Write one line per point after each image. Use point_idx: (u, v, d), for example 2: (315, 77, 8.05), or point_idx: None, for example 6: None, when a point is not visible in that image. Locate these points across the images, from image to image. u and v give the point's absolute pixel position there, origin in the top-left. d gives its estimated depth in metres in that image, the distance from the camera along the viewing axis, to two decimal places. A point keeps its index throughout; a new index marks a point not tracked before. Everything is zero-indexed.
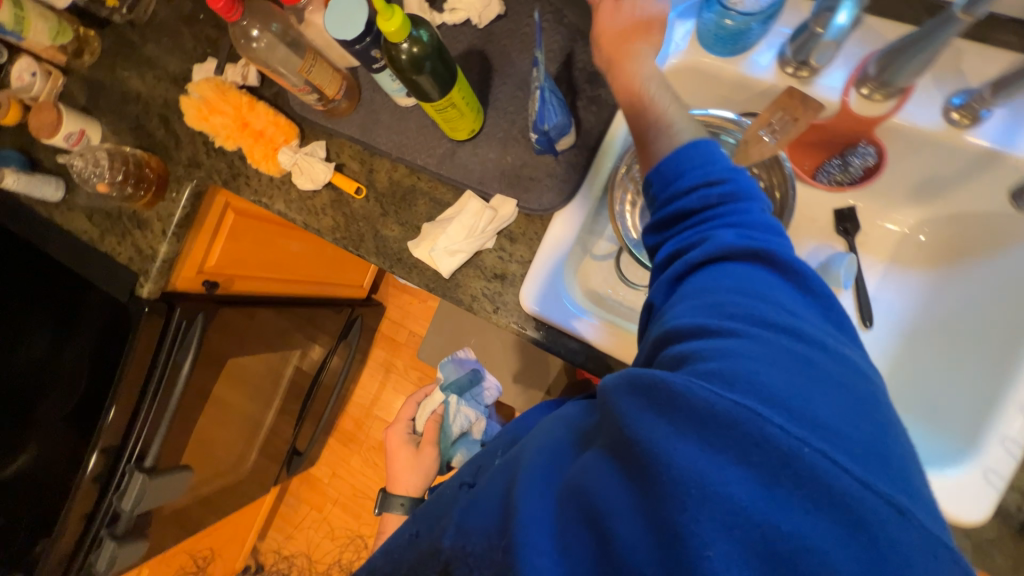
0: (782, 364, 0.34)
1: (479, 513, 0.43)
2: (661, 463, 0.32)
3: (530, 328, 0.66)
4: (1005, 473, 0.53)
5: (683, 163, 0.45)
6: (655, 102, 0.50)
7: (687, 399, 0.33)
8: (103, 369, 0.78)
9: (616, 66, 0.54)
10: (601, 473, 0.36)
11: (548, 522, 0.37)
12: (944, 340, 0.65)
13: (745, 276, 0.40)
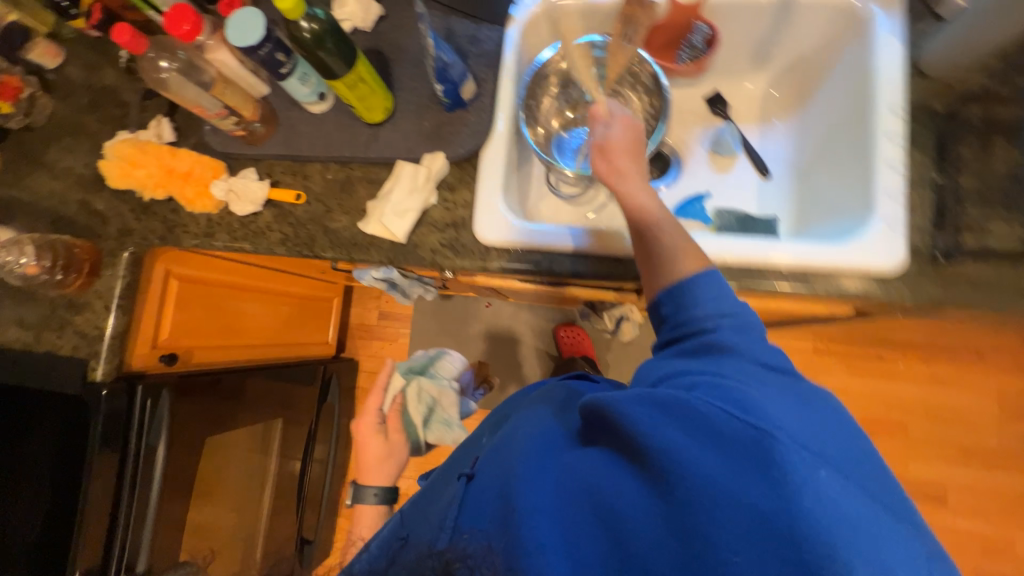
0: (786, 409, 0.39)
1: (480, 512, 0.46)
2: (675, 468, 0.36)
3: (493, 260, 0.66)
4: (901, 216, 0.57)
5: (690, 285, 0.49)
6: (661, 232, 0.52)
7: (706, 419, 0.37)
8: (64, 478, 0.73)
9: (623, 186, 0.54)
10: (615, 478, 0.40)
11: (557, 521, 0.39)
12: (823, 163, 0.71)
13: (746, 353, 0.45)
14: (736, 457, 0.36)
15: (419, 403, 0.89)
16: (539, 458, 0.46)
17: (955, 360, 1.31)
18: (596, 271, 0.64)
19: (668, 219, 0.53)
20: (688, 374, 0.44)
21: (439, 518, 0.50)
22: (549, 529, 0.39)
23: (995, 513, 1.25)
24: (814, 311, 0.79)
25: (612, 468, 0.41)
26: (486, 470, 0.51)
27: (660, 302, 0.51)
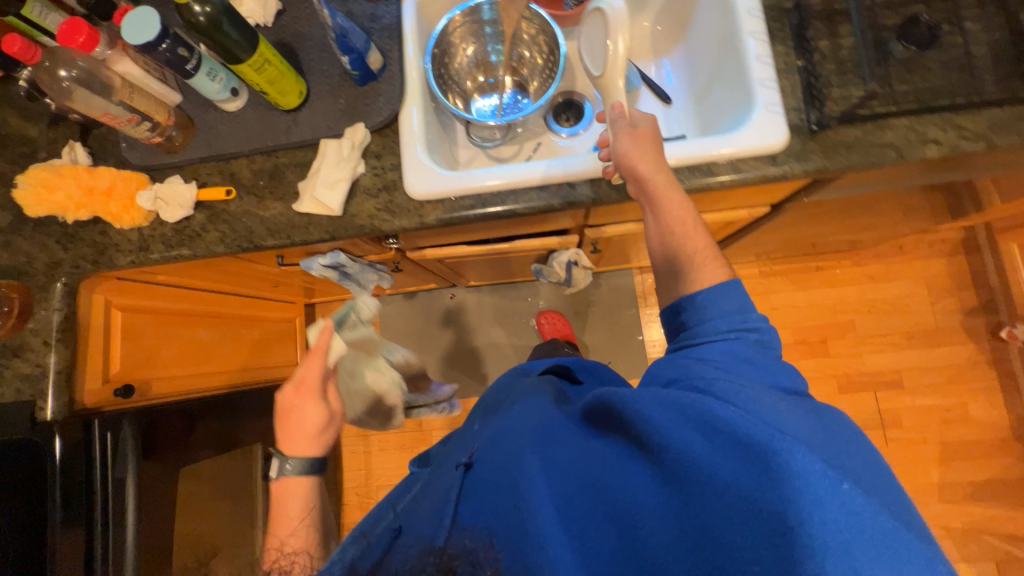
0: (798, 416, 0.43)
1: (483, 505, 0.49)
2: (687, 467, 0.40)
3: (429, 214, 0.69)
4: (778, 101, 0.65)
5: (713, 295, 0.57)
6: (691, 237, 0.61)
7: (725, 427, 0.41)
8: (29, 531, 0.68)
9: (662, 193, 0.61)
10: (628, 477, 0.44)
11: (566, 513, 0.44)
12: (711, 80, 0.79)
13: (756, 365, 0.50)
14: (741, 455, 0.39)
15: (350, 364, 0.80)
16: (548, 455, 0.49)
17: (880, 256, 1.44)
18: (528, 204, 0.68)
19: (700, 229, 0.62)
20: (704, 377, 0.48)
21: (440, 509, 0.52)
22: (558, 520, 0.44)
23: (943, 384, 1.38)
24: (736, 216, 0.86)
25: (621, 463, 0.45)
26: (487, 459, 0.53)
27: (682, 306, 0.59)
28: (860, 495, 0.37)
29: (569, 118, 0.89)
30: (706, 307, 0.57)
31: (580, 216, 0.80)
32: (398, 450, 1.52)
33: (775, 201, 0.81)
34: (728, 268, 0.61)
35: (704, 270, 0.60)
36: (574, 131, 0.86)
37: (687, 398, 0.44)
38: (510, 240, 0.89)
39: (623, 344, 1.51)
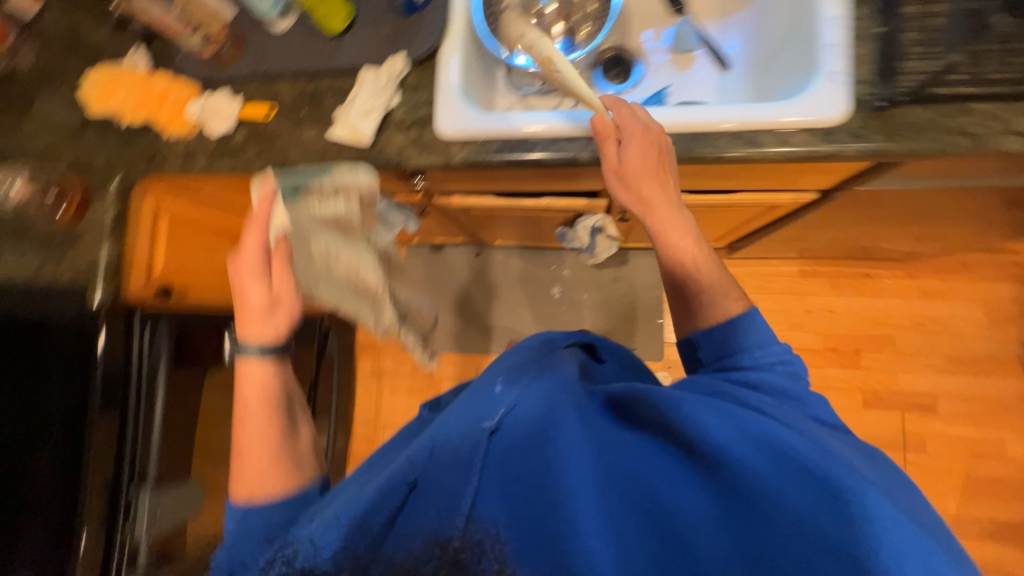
0: (860, 460, 0.43)
1: (512, 490, 0.40)
2: (758, 487, 0.38)
3: (456, 154, 0.69)
4: (846, 71, 0.59)
5: (738, 328, 0.58)
6: (700, 272, 0.61)
7: (801, 460, 0.39)
8: (76, 397, 0.78)
9: (661, 231, 0.61)
10: (687, 490, 0.40)
11: (616, 520, 0.38)
12: (778, 45, 0.73)
13: (795, 400, 0.51)
14: (815, 489, 0.38)
15: (320, 240, 0.64)
16: (598, 439, 0.41)
17: (937, 271, 1.34)
18: (556, 154, 0.67)
19: (709, 261, 0.61)
20: (757, 401, 0.48)
21: (448, 473, 0.41)
22: (602, 512, 0.38)
23: (980, 416, 1.29)
24: (776, 200, 0.82)
25: (677, 470, 0.41)
26: (518, 422, 0.42)
27: (697, 341, 0.61)
28: (933, 548, 0.37)
29: (618, 75, 0.84)
30: (733, 338, 0.58)
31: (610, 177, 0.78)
32: (407, 394, 1.59)
33: (823, 187, 0.76)
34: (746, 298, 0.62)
35: (711, 308, 0.61)
36: (620, 90, 0.83)
37: (760, 421, 0.42)
38: (537, 197, 0.88)
39: (640, 324, 1.49)
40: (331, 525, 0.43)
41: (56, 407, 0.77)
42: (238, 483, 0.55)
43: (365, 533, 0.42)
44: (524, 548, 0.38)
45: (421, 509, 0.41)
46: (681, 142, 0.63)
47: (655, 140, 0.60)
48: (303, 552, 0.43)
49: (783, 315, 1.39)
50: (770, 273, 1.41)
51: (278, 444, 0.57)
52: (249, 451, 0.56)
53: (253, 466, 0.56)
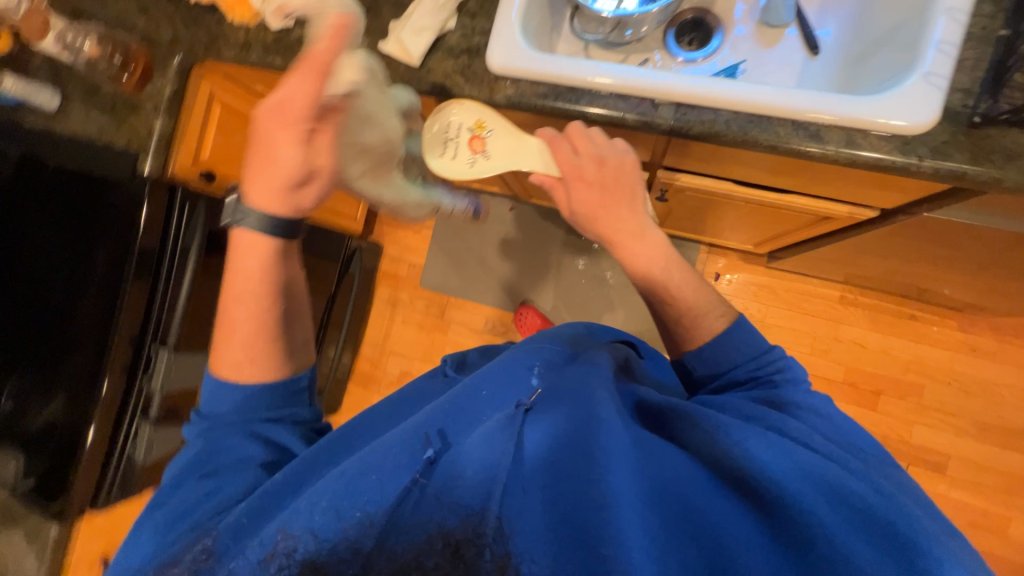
0: (897, 489, 0.45)
1: (554, 489, 0.42)
2: (796, 506, 0.40)
3: (499, 91, 0.66)
4: (947, 74, 0.52)
5: (725, 350, 0.61)
6: (682, 293, 0.63)
7: (840, 487, 0.42)
8: (116, 254, 0.85)
9: (631, 257, 0.63)
10: (730, 511, 0.42)
11: (660, 533, 0.39)
12: (880, 36, 0.65)
13: (834, 422, 0.53)
14: (849, 514, 0.40)
15: (365, 100, 0.56)
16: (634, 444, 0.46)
17: (998, 332, 1.24)
18: (601, 111, 0.63)
19: (682, 281, 0.63)
20: (791, 421, 0.51)
21: (482, 453, 0.45)
22: (639, 511, 0.40)
23: (990, 488, 1.22)
24: (829, 211, 0.76)
25: (717, 491, 0.43)
26: (551, 419, 0.48)
27: (688, 361, 0.63)
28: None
29: (692, 42, 0.78)
30: (723, 357, 0.61)
31: (654, 149, 0.74)
32: (415, 328, 1.65)
33: (883, 206, 0.70)
34: (732, 312, 0.63)
35: (697, 328, 0.63)
36: (692, 58, 0.76)
37: (791, 447, 0.46)
38: None
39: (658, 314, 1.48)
40: (331, 510, 0.43)
41: (102, 260, 0.85)
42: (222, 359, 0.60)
43: (368, 532, 0.43)
44: (556, 548, 0.39)
45: (450, 486, 0.44)
46: (736, 121, 0.58)
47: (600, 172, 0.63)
48: (302, 543, 0.43)
49: (808, 337, 1.33)
50: (807, 292, 1.34)
51: (268, 326, 0.59)
52: (237, 335, 0.59)
53: (238, 354, 0.59)
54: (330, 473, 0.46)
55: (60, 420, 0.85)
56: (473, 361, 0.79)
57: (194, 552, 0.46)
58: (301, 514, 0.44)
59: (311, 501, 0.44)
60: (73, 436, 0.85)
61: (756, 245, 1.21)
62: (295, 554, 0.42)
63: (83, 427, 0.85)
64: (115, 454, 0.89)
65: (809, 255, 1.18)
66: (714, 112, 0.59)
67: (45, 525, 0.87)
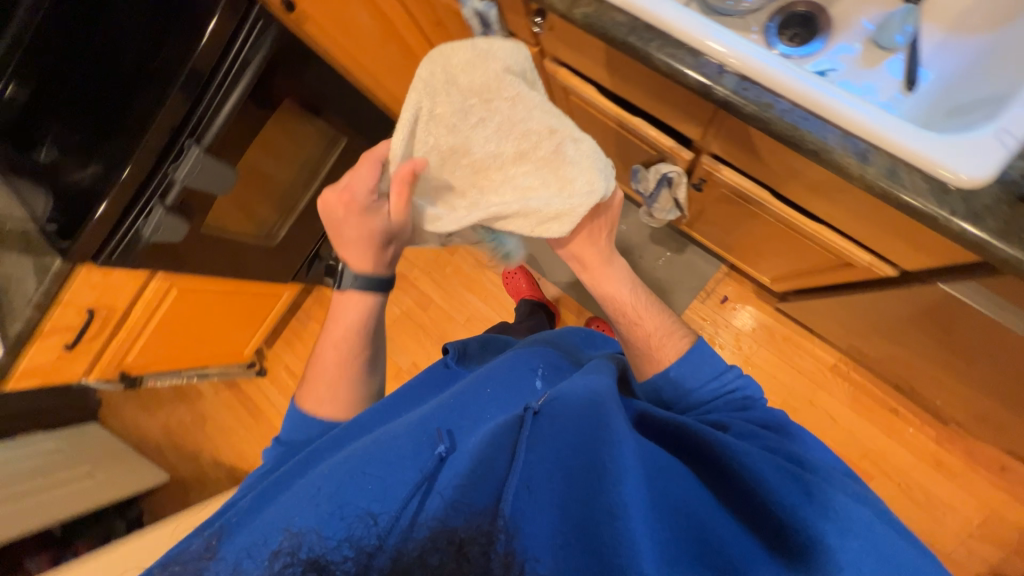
0: (868, 498, 0.56)
1: (559, 500, 0.52)
2: (788, 516, 0.51)
3: (579, 5, 0.65)
4: (1019, 135, 0.51)
5: (683, 373, 0.74)
6: (643, 317, 0.78)
7: (820, 494, 0.53)
8: (180, 45, 0.89)
9: (600, 286, 0.80)
10: (722, 519, 0.52)
11: (663, 527, 0.50)
12: (987, 93, 0.61)
13: (816, 451, 0.66)
14: (837, 517, 0.50)
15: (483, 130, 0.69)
16: (637, 456, 0.56)
17: (971, 458, 1.22)
18: (667, 59, 0.61)
19: (647, 306, 0.79)
20: (783, 448, 0.62)
21: (491, 464, 0.57)
22: (648, 517, 0.49)
23: None
24: (849, 254, 0.75)
25: (710, 502, 0.54)
26: (555, 426, 0.61)
27: (663, 392, 0.75)
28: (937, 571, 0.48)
29: (793, 38, 0.73)
30: (689, 380, 0.74)
31: (705, 126, 0.73)
32: None
33: (901, 266, 0.69)
34: (687, 336, 0.79)
35: (662, 349, 0.77)
36: (789, 53, 0.72)
37: (785, 469, 0.56)
38: (630, 113, 0.86)
39: None
40: (333, 512, 0.55)
41: (170, 47, 0.89)
42: (307, 394, 0.79)
43: (371, 526, 0.54)
44: (560, 547, 0.48)
45: (452, 480, 0.57)
46: (792, 114, 0.56)
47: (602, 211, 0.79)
48: (305, 541, 0.52)
49: (784, 390, 1.32)
50: (803, 349, 1.34)
51: (347, 379, 0.79)
52: (330, 376, 0.78)
53: (324, 391, 0.78)
54: (329, 478, 0.60)
55: (90, 180, 0.93)
56: (473, 352, 0.96)
57: (197, 552, 0.56)
58: (307, 514, 0.55)
59: (312, 505, 0.56)
60: (92, 192, 0.93)
61: (773, 280, 1.19)
62: (299, 554, 0.51)
63: (103, 191, 0.92)
64: (125, 226, 0.97)
65: (817, 309, 1.17)
66: (774, 99, 0.57)
67: (53, 259, 0.97)
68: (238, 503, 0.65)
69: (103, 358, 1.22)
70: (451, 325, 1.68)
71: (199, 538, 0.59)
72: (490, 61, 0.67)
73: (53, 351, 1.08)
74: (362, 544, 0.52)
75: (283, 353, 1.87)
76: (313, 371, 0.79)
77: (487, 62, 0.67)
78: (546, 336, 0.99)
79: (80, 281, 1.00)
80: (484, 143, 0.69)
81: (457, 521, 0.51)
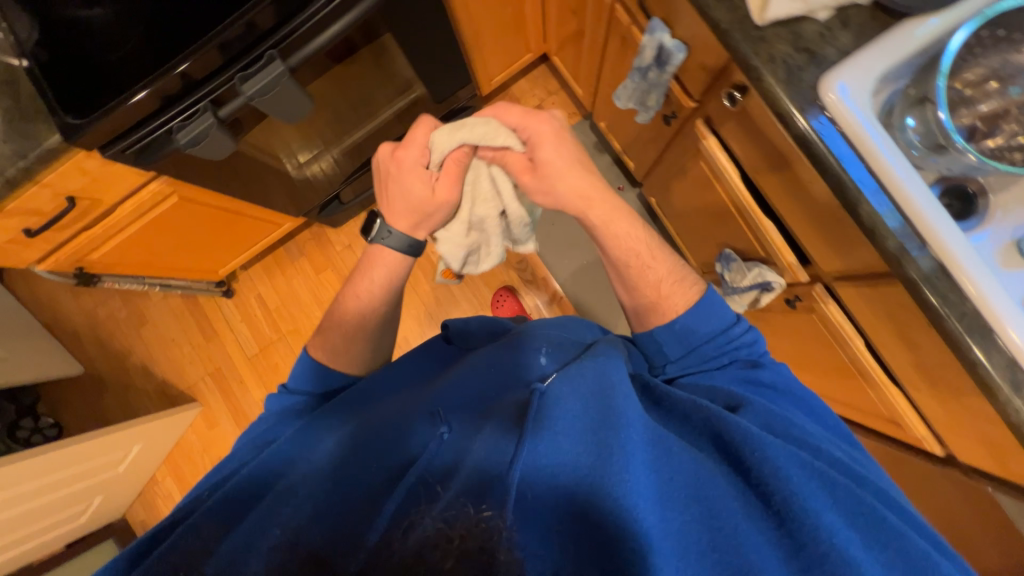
0: (888, 501, 0.48)
1: (552, 487, 0.46)
2: (794, 503, 0.43)
3: (804, 118, 0.60)
4: None
5: (701, 315, 0.66)
6: (657, 266, 0.71)
7: (839, 487, 0.45)
8: None
9: (610, 225, 0.71)
10: (726, 498, 0.45)
11: (665, 508, 0.43)
12: None
13: (841, 433, 0.60)
14: (855, 523, 0.43)
15: (479, 186, 0.76)
16: (643, 434, 0.49)
17: None
18: (871, 214, 0.59)
19: (660, 249, 0.73)
20: (800, 428, 0.53)
21: (490, 452, 0.50)
22: (657, 506, 0.43)
23: None
24: (909, 424, 0.81)
25: (719, 483, 0.46)
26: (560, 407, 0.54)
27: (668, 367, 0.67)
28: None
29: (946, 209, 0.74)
30: (695, 334, 0.66)
31: (847, 269, 0.72)
32: None
33: (955, 454, 0.76)
34: (697, 283, 0.71)
35: (671, 298, 0.70)
36: None
37: (799, 456, 0.47)
38: (762, 215, 0.83)
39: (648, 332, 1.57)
40: (305, 517, 0.48)
41: None
42: (319, 344, 0.75)
43: (346, 521, 0.47)
44: (562, 547, 0.43)
45: (442, 470, 0.51)
46: (963, 319, 0.57)
47: (532, 135, 0.71)
48: (307, 538, 0.46)
49: None
50: None
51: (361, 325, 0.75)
52: (349, 325, 0.75)
53: (338, 337, 0.75)
54: (319, 474, 0.54)
55: (128, 49, 0.72)
56: (473, 329, 0.88)
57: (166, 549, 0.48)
58: (299, 505, 0.50)
59: (303, 504, 0.50)
60: (130, 67, 0.72)
61: None
62: (298, 547, 0.45)
63: (144, 76, 0.72)
64: (155, 121, 0.77)
65: None
66: (947, 283, 0.57)
67: (46, 129, 0.75)
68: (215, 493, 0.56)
69: (65, 250, 1.00)
70: (458, 313, 1.60)
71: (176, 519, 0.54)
72: (490, 137, 0.71)
73: (8, 230, 0.86)
74: (341, 534, 0.46)
75: (258, 280, 1.68)
76: (326, 323, 0.77)
77: (489, 137, 0.71)
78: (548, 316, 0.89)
79: (72, 164, 0.79)
80: (474, 191, 0.76)
81: (442, 515, 0.43)
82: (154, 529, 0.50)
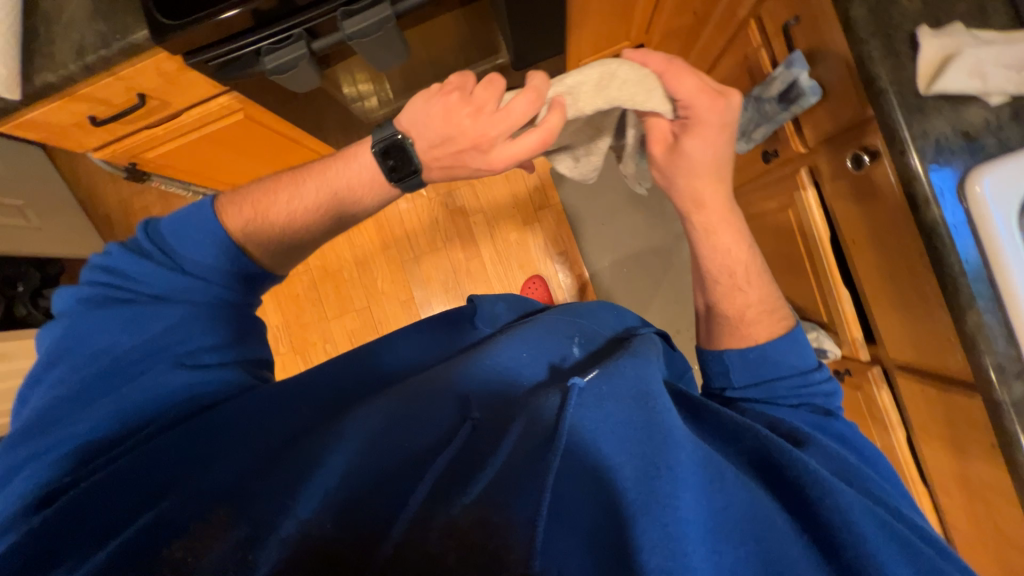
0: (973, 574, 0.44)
1: (589, 506, 0.43)
2: (867, 563, 0.40)
3: (939, 207, 0.55)
4: None
5: (781, 350, 0.62)
6: (748, 292, 0.67)
7: (920, 551, 0.42)
8: None
9: (710, 236, 0.68)
10: (784, 540, 0.42)
11: (715, 543, 0.40)
12: None
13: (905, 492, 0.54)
14: None
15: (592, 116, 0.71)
16: (695, 458, 0.44)
17: None
18: (979, 321, 0.55)
19: (758, 274, 0.68)
20: (865, 478, 0.50)
21: (523, 459, 0.46)
22: (706, 540, 0.40)
23: None
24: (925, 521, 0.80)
25: (777, 523, 0.43)
26: (602, 412, 0.49)
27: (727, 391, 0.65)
28: None
29: None
30: (773, 366, 0.62)
31: (919, 364, 0.70)
32: (509, 192, 1.56)
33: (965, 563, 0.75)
34: (789, 320, 0.66)
35: (754, 325, 0.66)
36: None
37: (875, 509, 0.44)
38: (841, 283, 0.80)
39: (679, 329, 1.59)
40: (319, 493, 0.46)
41: None
42: (237, 207, 0.64)
43: (371, 502, 0.45)
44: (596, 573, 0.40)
45: (468, 463, 0.48)
46: None
47: (696, 116, 0.61)
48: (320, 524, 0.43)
49: None
50: None
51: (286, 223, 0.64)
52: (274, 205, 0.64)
53: (259, 211, 0.64)
54: (344, 437, 0.51)
55: None
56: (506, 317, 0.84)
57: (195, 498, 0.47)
58: (331, 463, 0.48)
59: (324, 470, 0.48)
60: None
61: None
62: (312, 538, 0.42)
63: None
64: (245, 40, 0.72)
65: None
66: None
67: (135, 21, 0.71)
68: (151, 452, 0.50)
69: (123, 144, 0.98)
70: (485, 290, 1.58)
71: (44, 455, 0.50)
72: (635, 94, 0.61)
73: (74, 114, 0.84)
74: (365, 520, 0.43)
75: None
76: (260, 204, 0.64)
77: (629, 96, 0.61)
78: (584, 304, 0.82)
79: (151, 63, 0.76)
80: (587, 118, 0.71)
81: (469, 509, 0.42)
82: (174, 469, 0.49)
